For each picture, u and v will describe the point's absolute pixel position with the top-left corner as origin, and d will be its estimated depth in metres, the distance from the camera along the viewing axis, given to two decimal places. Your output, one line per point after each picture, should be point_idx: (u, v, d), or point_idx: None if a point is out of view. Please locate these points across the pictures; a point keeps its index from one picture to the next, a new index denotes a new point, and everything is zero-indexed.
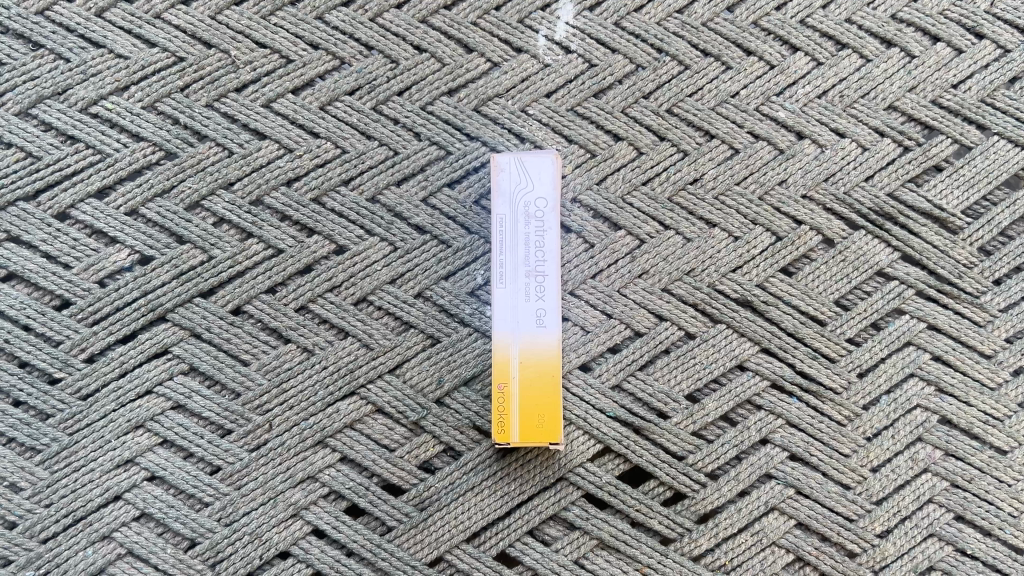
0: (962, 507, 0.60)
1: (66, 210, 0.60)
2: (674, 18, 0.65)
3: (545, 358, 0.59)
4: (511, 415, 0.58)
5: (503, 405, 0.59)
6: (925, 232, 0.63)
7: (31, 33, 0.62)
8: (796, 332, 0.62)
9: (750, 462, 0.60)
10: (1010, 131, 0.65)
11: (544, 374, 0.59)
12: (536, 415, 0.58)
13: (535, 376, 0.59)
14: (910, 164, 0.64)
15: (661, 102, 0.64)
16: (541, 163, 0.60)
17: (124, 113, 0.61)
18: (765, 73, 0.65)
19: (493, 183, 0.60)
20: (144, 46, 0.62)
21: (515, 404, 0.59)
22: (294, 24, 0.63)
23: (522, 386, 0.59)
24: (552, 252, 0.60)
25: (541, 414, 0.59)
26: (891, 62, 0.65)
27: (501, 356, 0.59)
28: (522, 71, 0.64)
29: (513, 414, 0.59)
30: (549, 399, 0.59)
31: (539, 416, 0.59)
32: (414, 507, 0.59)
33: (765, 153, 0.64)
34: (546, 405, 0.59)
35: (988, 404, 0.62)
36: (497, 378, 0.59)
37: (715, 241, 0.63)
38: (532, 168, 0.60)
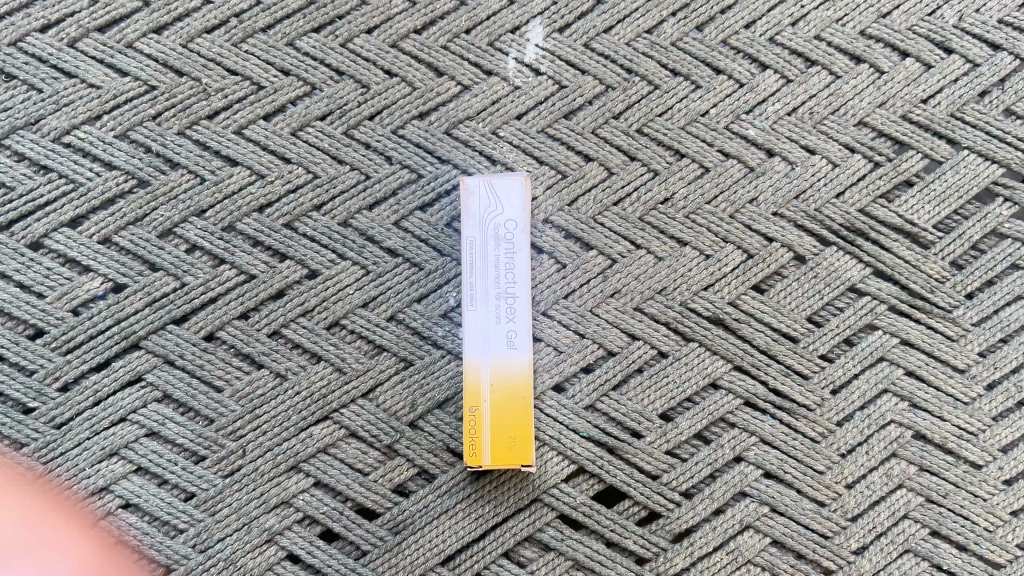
0: (937, 523, 0.60)
1: (39, 240, 0.60)
2: (643, 38, 0.66)
3: (515, 378, 0.60)
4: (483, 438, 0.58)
5: (475, 428, 0.59)
6: (896, 248, 0.63)
7: (4, 64, 0.62)
8: (769, 349, 0.62)
9: (725, 481, 0.60)
10: (980, 145, 0.65)
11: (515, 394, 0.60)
12: (508, 437, 0.59)
13: (506, 396, 0.59)
14: (880, 179, 0.64)
15: (631, 122, 0.64)
16: (507, 185, 0.61)
17: (97, 142, 0.61)
18: (734, 91, 0.65)
19: (463, 206, 0.61)
20: (116, 75, 0.63)
21: (487, 427, 0.59)
22: (265, 51, 0.64)
23: (493, 409, 0.59)
24: (522, 273, 0.61)
25: (514, 434, 0.59)
26: (861, 78, 0.65)
27: (472, 379, 0.60)
28: (492, 93, 0.64)
29: (485, 437, 0.59)
30: (520, 418, 0.59)
31: (511, 439, 0.59)
32: (388, 531, 0.59)
33: (735, 171, 0.64)
34: (517, 427, 0.59)
35: (962, 418, 0.61)
36: (469, 401, 0.60)
37: (687, 260, 0.63)
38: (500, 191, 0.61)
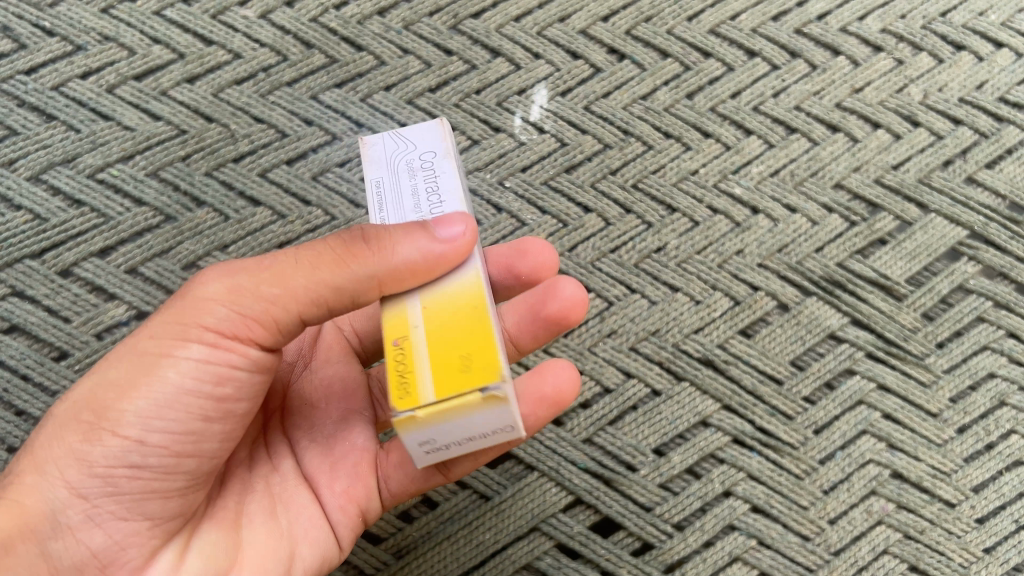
0: (916, 557, 0.64)
1: (69, 267, 0.64)
2: (638, 103, 0.71)
3: (460, 291, 0.45)
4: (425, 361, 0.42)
5: (402, 359, 0.42)
6: (871, 299, 0.68)
7: (46, 106, 0.67)
8: (755, 390, 0.66)
9: (714, 514, 0.63)
10: (946, 209, 0.70)
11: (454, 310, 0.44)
12: (458, 356, 0.42)
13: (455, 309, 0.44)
14: (857, 237, 0.69)
15: (627, 178, 0.70)
16: (372, 143, 0.51)
17: (128, 179, 0.66)
18: (721, 153, 0.71)
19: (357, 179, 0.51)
20: (150, 119, 0.68)
21: (423, 351, 0.42)
22: (290, 102, 0.69)
23: (431, 327, 0.43)
24: None
25: (453, 338, 0.43)
26: (836, 145, 0.71)
27: (395, 312, 0.45)
28: (499, 148, 0.70)
29: (423, 366, 0.42)
30: (473, 323, 0.43)
31: (465, 360, 0.42)
32: (392, 556, 0.62)
33: (722, 225, 0.69)
34: (461, 341, 0.42)
35: (936, 458, 0.65)
36: (393, 334, 0.44)
37: (678, 304, 0.67)
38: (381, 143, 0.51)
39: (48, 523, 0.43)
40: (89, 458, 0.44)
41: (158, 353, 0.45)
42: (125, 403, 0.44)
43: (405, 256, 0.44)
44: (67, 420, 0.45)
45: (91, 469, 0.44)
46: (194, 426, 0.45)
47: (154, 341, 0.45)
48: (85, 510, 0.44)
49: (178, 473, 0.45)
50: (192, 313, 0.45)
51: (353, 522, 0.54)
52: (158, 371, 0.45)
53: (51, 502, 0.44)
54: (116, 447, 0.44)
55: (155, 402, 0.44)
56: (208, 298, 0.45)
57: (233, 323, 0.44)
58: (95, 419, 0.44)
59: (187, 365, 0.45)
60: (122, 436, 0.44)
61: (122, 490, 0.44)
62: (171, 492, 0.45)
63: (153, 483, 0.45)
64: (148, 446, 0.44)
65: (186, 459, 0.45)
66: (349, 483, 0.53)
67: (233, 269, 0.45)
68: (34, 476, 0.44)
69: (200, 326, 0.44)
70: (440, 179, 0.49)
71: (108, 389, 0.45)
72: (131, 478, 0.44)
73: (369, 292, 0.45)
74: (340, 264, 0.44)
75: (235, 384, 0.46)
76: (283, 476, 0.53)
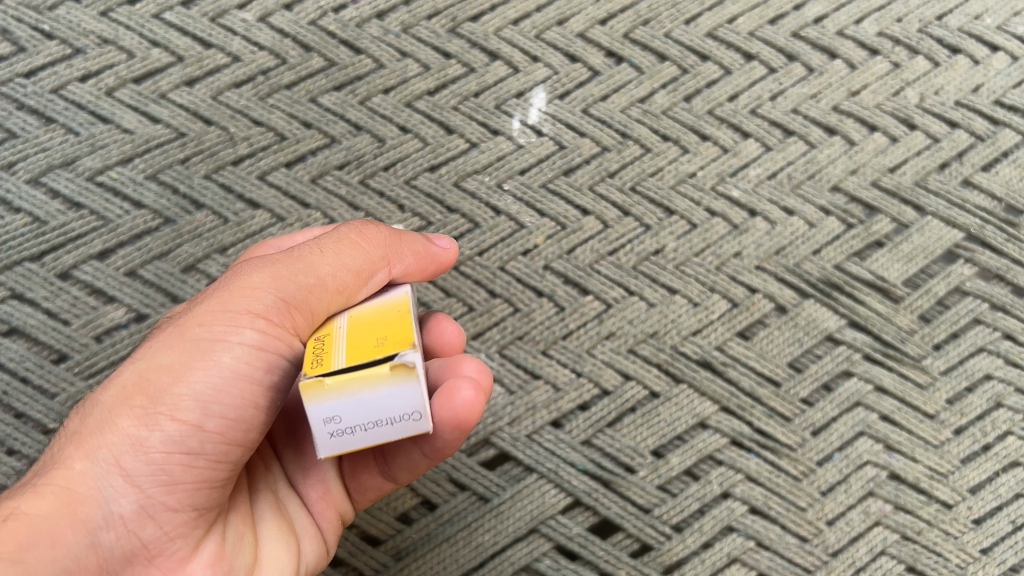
0: (913, 558, 0.64)
1: (68, 270, 0.64)
2: (636, 106, 0.72)
3: (388, 306, 0.45)
4: (340, 344, 0.41)
5: (320, 350, 0.41)
6: (868, 301, 0.68)
7: (45, 109, 0.67)
8: (753, 392, 0.66)
9: (712, 515, 0.64)
10: (943, 211, 0.70)
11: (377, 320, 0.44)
12: (374, 336, 0.41)
13: (377, 314, 0.44)
14: (854, 239, 0.69)
15: (625, 181, 0.70)
16: None
17: (128, 182, 0.66)
18: (719, 156, 0.71)
19: None
20: (149, 122, 0.68)
21: (340, 340, 0.42)
22: (289, 105, 0.69)
23: (352, 326, 0.43)
24: None
25: (375, 331, 0.42)
26: (834, 148, 0.72)
27: (325, 327, 0.45)
28: (497, 150, 0.70)
29: (337, 347, 0.41)
30: (398, 322, 0.43)
31: (380, 338, 0.41)
32: (391, 557, 0.62)
33: (720, 228, 0.69)
34: (382, 331, 0.42)
35: (933, 460, 0.66)
36: (318, 335, 0.44)
37: (676, 306, 0.67)
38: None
39: (100, 512, 0.42)
40: (145, 445, 0.42)
41: (211, 339, 0.44)
42: (181, 388, 0.43)
43: (412, 246, 0.51)
44: (115, 405, 0.43)
45: (147, 455, 0.42)
46: (244, 415, 0.44)
47: (203, 326, 0.44)
48: (138, 500, 0.42)
49: (225, 461, 0.44)
50: (237, 302, 0.45)
51: (334, 522, 0.55)
52: (211, 355, 0.44)
53: (104, 490, 0.42)
54: (173, 432, 0.42)
55: (211, 386, 0.43)
56: (254, 286, 0.45)
57: (278, 310, 0.45)
58: (150, 404, 0.43)
59: (239, 349, 0.44)
60: (180, 420, 0.43)
61: (176, 476, 0.43)
62: (215, 482, 0.45)
63: (204, 470, 0.44)
64: (203, 432, 0.43)
65: (234, 446, 0.44)
66: (324, 489, 0.54)
67: (271, 261, 0.47)
68: (83, 463, 0.42)
69: (253, 311, 0.44)
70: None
71: (159, 373, 0.44)
72: (185, 465, 0.43)
73: (379, 271, 0.48)
74: (352, 244, 0.48)
75: (281, 373, 0.45)
76: (275, 479, 0.53)
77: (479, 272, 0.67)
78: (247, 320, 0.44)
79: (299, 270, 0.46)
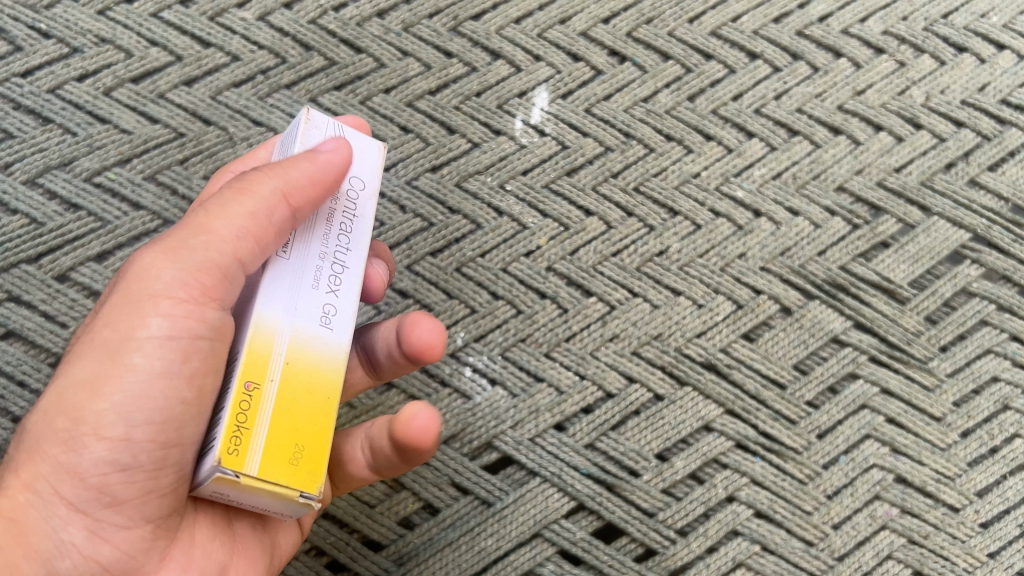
0: (920, 562, 0.63)
1: (66, 272, 0.63)
2: (639, 106, 0.71)
3: (321, 371, 0.43)
4: (261, 435, 0.40)
5: (246, 409, 0.40)
6: (874, 302, 0.68)
7: (42, 109, 0.67)
8: (758, 394, 0.65)
9: (718, 519, 0.63)
10: (949, 212, 0.70)
11: (304, 390, 0.42)
12: (294, 446, 0.41)
13: (306, 380, 0.42)
14: (859, 240, 0.69)
15: (628, 181, 0.69)
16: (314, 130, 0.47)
17: (126, 183, 0.65)
18: (723, 156, 0.70)
19: (301, 134, 0.46)
20: (147, 122, 0.67)
21: (266, 418, 0.40)
22: (288, 105, 0.68)
23: (281, 397, 0.41)
24: (348, 291, 0.45)
25: (295, 419, 0.41)
26: (839, 147, 0.71)
27: (260, 347, 0.41)
28: (500, 151, 0.69)
29: (259, 436, 0.40)
30: (318, 413, 0.42)
31: (296, 451, 0.41)
32: (393, 563, 0.61)
33: (724, 228, 0.69)
34: (305, 434, 0.41)
35: (940, 463, 0.65)
36: (246, 373, 0.40)
37: (681, 308, 0.67)
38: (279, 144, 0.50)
39: (50, 541, 0.41)
40: (79, 469, 0.40)
41: (121, 341, 0.41)
42: (100, 403, 0.40)
43: (301, 169, 0.43)
44: (43, 428, 0.41)
45: (82, 479, 0.40)
46: (174, 413, 0.40)
47: (111, 328, 0.41)
48: (86, 524, 0.41)
49: (170, 468, 0.41)
50: (138, 293, 0.41)
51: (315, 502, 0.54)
52: (123, 360, 0.41)
53: (49, 521, 0.41)
54: (103, 451, 0.40)
55: (130, 394, 0.40)
56: (152, 268, 0.42)
57: (182, 282, 0.41)
58: (73, 423, 0.40)
59: (151, 344, 0.41)
60: (105, 437, 0.40)
61: (119, 494, 0.41)
62: (166, 489, 0.42)
63: (148, 482, 0.41)
64: (134, 443, 0.40)
65: (175, 448, 0.41)
66: None
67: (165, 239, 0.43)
68: (23, 493, 0.41)
69: (159, 298, 0.41)
70: (355, 225, 0.47)
71: (77, 389, 0.41)
72: (124, 482, 0.41)
73: (278, 211, 0.42)
74: (246, 194, 0.42)
75: (205, 358, 0.41)
76: None
77: (481, 273, 0.66)
78: (153, 312, 0.41)
79: (193, 241, 0.41)
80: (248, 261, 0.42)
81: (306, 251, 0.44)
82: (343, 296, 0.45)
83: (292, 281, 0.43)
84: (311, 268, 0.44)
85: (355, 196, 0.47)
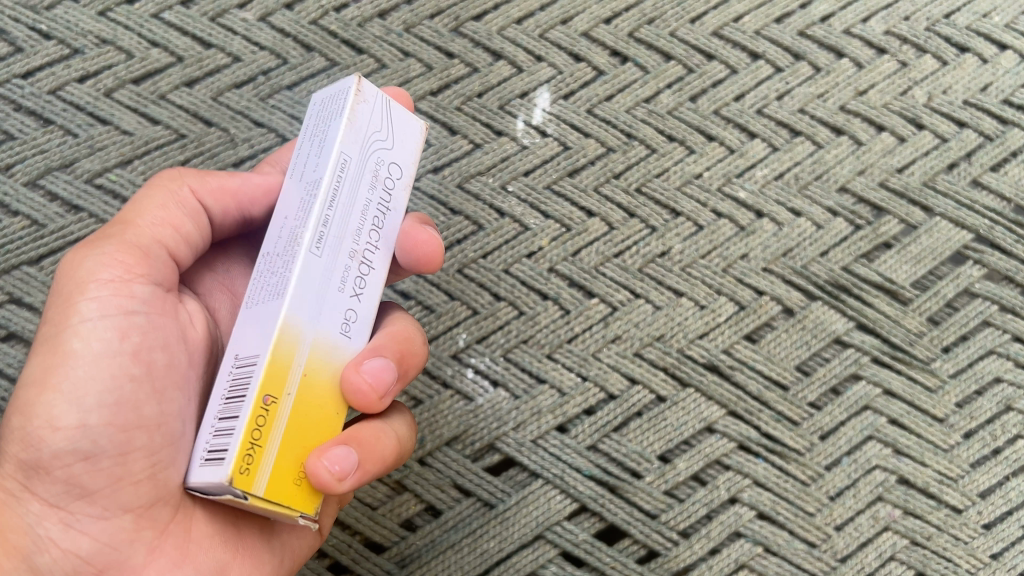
0: (922, 564, 0.63)
1: None
2: (641, 106, 0.71)
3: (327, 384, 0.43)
4: (273, 454, 0.39)
5: (262, 425, 0.39)
6: (877, 303, 0.68)
7: (43, 110, 0.67)
8: (760, 395, 0.65)
9: (721, 521, 0.63)
10: (951, 212, 0.70)
11: (312, 403, 0.42)
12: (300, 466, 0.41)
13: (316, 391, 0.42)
14: (862, 241, 0.69)
15: (630, 182, 0.69)
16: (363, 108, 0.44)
17: (127, 184, 0.65)
18: (725, 157, 0.70)
19: (352, 111, 0.43)
20: (149, 124, 0.67)
21: (280, 434, 0.40)
22: (289, 106, 0.68)
23: (294, 411, 0.40)
24: (371, 289, 0.45)
25: (305, 432, 0.41)
26: (841, 148, 0.71)
27: (282, 359, 0.40)
28: (501, 152, 0.69)
29: (271, 454, 0.39)
30: (324, 421, 0.43)
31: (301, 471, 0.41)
32: (395, 565, 0.61)
33: (726, 229, 0.68)
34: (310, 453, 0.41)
35: (942, 464, 0.65)
36: (266, 386, 0.39)
37: (683, 309, 0.66)
38: (311, 111, 0.46)
39: (31, 538, 0.44)
40: (41, 463, 0.43)
41: (58, 336, 0.44)
42: (50, 397, 0.43)
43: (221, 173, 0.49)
44: (9, 431, 0.45)
45: (48, 473, 0.43)
46: (124, 391, 0.43)
47: (52, 326, 0.45)
48: (60, 517, 0.44)
49: (132, 450, 0.43)
50: (73, 292, 0.44)
51: None
52: (63, 351, 0.43)
53: (26, 518, 0.44)
54: (60, 441, 0.43)
55: (76, 379, 0.43)
56: (79, 265, 0.45)
57: (108, 265, 0.44)
58: (28, 420, 0.43)
59: (91, 330, 0.43)
60: (59, 428, 0.43)
61: (86, 483, 0.43)
62: (138, 474, 0.43)
63: (113, 468, 0.43)
64: (87, 428, 0.43)
65: (136, 430, 0.43)
66: None
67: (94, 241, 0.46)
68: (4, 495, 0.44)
69: (87, 286, 0.44)
70: (387, 216, 0.45)
71: (29, 388, 0.44)
72: (88, 470, 0.43)
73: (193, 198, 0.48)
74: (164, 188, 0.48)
75: (140, 333, 0.44)
76: None
77: (483, 275, 0.66)
78: (86, 301, 0.44)
79: (119, 236, 0.45)
80: (168, 239, 0.46)
81: (338, 251, 0.42)
82: (365, 297, 0.44)
83: (322, 284, 0.42)
84: (342, 267, 0.43)
85: (393, 182, 0.46)
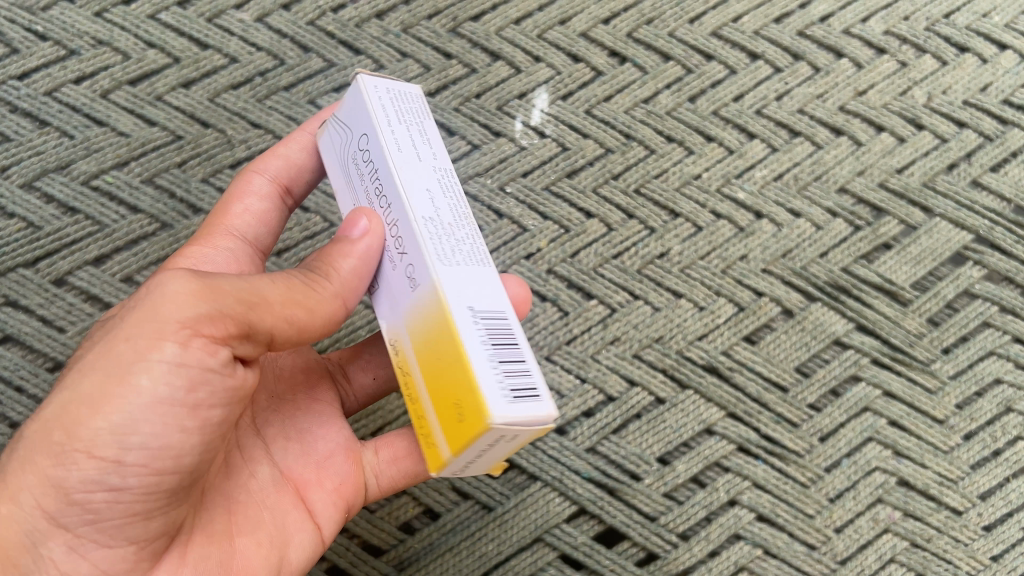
0: (922, 566, 0.63)
1: (63, 276, 0.63)
2: (640, 107, 0.71)
3: None
4: None
5: None
6: (876, 304, 0.67)
7: (39, 111, 0.66)
8: (760, 397, 0.65)
9: (720, 523, 0.63)
10: (951, 213, 0.69)
11: None
12: None
13: None
14: (861, 242, 0.68)
15: (628, 183, 0.69)
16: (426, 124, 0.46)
17: (124, 186, 0.65)
18: (724, 157, 0.70)
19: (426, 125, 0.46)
20: (145, 125, 0.67)
21: None
22: (287, 107, 0.68)
23: None
24: None
25: None
26: (841, 148, 0.71)
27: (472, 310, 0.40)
28: (500, 152, 0.69)
29: None
30: None
31: None
32: (394, 568, 0.61)
33: (726, 230, 0.68)
34: None
35: (942, 466, 0.65)
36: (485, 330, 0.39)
37: (682, 310, 0.66)
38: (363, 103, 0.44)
39: (30, 556, 0.40)
40: (63, 486, 0.39)
41: (127, 363, 0.38)
42: (95, 424, 0.38)
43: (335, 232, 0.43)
44: (38, 440, 0.39)
45: (68, 496, 0.39)
46: (172, 440, 0.38)
47: (123, 350, 0.38)
48: (66, 538, 0.40)
49: (159, 492, 0.39)
50: (155, 318, 0.38)
51: (342, 509, 0.52)
52: (128, 382, 0.38)
53: (30, 536, 0.40)
54: (90, 470, 0.38)
55: (129, 417, 0.38)
56: (168, 293, 0.39)
57: (210, 319, 0.38)
58: (66, 440, 0.38)
59: (163, 375, 0.38)
60: (97, 458, 0.38)
61: (101, 513, 0.39)
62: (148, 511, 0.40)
63: (132, 506, 0.39)
64: (122, 467, 0.38)
65: (166, 475, 0.39)
66: (337, 479, 0.51)
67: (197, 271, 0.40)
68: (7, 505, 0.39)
69: (174, 328, 0.38)
70: None
71: (77, 405, 0.39)
72: (108, 503, 0.39)
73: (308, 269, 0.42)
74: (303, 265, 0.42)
75: (209, 390, 0.39)
76: (260, 484, 0.49)
77: None
78: (171, 345, 0.38)
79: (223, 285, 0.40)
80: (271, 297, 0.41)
81: None
82: None
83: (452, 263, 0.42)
84: None
85: None
